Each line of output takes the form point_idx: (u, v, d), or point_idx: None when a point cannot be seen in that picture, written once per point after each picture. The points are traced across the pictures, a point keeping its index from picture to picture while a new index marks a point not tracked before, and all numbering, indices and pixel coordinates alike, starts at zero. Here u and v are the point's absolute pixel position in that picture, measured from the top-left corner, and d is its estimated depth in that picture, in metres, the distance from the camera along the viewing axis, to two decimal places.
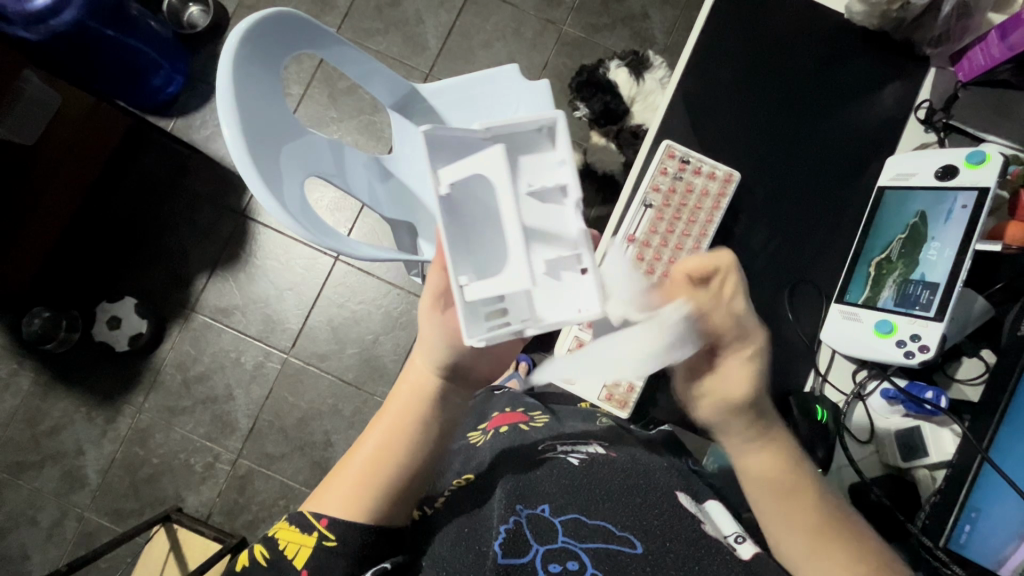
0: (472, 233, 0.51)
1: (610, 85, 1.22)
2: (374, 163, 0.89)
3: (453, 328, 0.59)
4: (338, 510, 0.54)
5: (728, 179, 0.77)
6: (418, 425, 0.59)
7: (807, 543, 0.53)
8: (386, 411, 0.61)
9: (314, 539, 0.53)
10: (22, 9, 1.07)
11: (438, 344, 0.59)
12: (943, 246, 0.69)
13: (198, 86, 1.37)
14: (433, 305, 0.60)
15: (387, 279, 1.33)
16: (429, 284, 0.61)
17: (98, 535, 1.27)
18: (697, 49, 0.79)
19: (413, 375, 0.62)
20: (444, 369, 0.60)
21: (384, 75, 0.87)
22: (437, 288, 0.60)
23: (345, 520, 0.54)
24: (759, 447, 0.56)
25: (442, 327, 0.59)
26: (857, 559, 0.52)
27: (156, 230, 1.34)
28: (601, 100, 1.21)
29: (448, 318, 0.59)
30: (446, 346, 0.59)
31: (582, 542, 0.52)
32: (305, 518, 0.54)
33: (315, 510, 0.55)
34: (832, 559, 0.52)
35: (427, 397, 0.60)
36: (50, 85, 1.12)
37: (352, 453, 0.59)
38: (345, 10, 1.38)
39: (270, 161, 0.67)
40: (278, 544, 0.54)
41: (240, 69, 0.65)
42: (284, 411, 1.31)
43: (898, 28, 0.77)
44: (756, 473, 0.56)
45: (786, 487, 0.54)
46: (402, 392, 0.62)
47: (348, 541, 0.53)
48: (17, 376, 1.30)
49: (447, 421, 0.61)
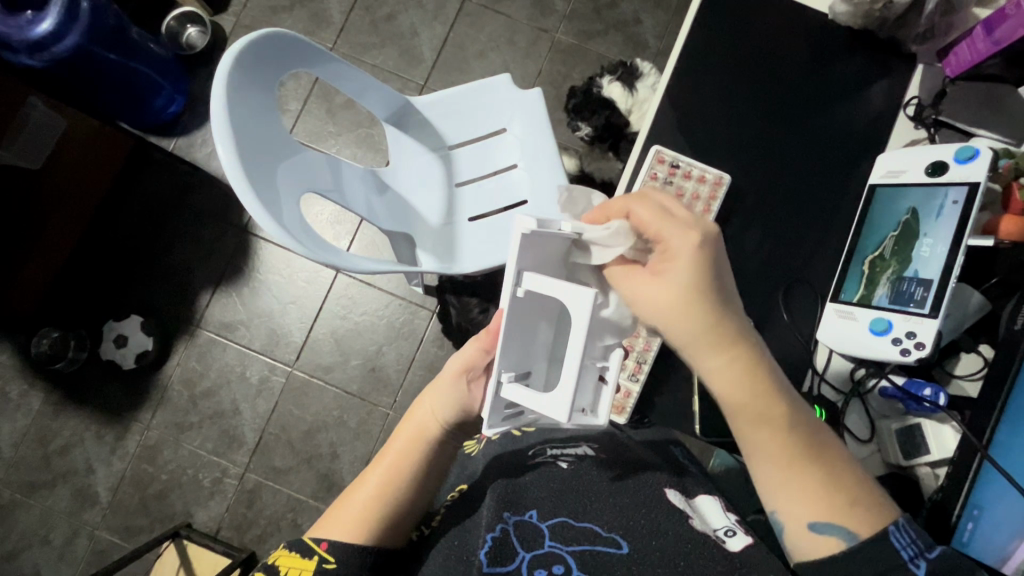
0: (521, 332, 0.53)
1: (605, 102, 1.23)
2: (371, 177, 0.90)
3: (473, 399, 0.60)
4: (339, 534, 0.55)
5: (718, 182, 0.78)
6: (422, 466, 0.59)
7: (770, 466, 0.54)
8: (390, 448, 0.60)
9: (314, 563, 0.53)
10: (26, 37, 1.08)
11: (451, 402, 0.59)
12: (935, 242, 0.69)
13: (198, 105, 1.40)
14: (461, 373, 0.60)
15: (388, 289, 1.34)
16: (463, 353, 0.61)
17: (110, 552, 1.29)
18: (684, 53, 0.80)
19: (418, 421, 0.61)
20: (453, 422, 0.60)
21: (378, 89, 0.88)
22: (467, 359, 0.60)
23: (346, 543, 0.54)
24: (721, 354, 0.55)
25: (461, 395, 0.59)
26: (810, 487, 0.52)
27: (159, 250, 1.36)
28: (603, 114, 1.22)
29: (471, 390, 0.60)
30: (459, 409, 0.59)
31: (568, 545, 0.53)
32: (306, 543, 0.55)
33: (315, 536, 0.56)
34: (800, 483, 0.52)
35: (427, 441, 0.60)
36: (54, 110, 1.14)
37: (351, 487, 0.59)
38: (340, 25, 1.40)
39: (267, 182, 0.68)
40: (279, 569, 0.53)
41: (234, 91, 0.66)
42: (290, 424, 1.31)
43: (884, 26, 0.78)
44: (725, 388, 0.56)
45: (750, 393, 0.55)
46: (401, 435, 0.61)
47: (349, 564, 0.53)
48: (27, 397, 1.32)
49: (445, 460, 0.61)
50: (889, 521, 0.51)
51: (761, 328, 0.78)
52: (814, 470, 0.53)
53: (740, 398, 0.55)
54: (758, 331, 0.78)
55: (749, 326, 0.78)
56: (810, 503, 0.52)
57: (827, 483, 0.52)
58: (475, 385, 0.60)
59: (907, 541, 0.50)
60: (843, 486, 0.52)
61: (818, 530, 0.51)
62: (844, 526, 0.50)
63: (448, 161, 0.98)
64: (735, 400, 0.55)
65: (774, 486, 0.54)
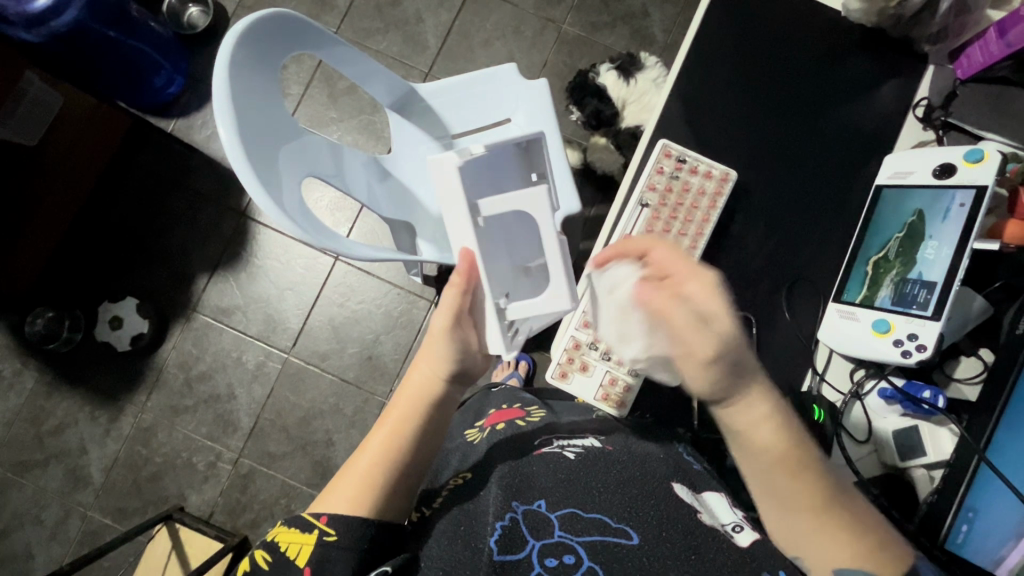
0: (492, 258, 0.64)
1: (599, 88, 1.22)
2: (373, 164, 0.89)
3: (466, 344, 0.61)
4: (342, 507, 0.54)
5: (724, 178, 0.77)
6: (425, 427, 0.60)
7: (804, 519, 0.53)
8: (390, 413, 0.61)
9: (315, 537, 0.53)
10: (23, 10, 1.08)
11: (446, 355, 0.61)
12: (940, 245, 0.69)
13: (198, 86, 1.37)
14: (450, 325, 0.61)
15: (387, 278, 1.33)
16: (444, 305, 0.61)
17: (102, 533, 1.28)
18: (693, 48, 0.79)
19: (418, 378, 0.62)
20: (451, 377, 0.62)
21: (383, 75, 0.87)
22: (454, 306, 0.60)
23: (348, 514, 0.54)
24: (753, 410, 0.53)
25: (456, 343, 0.61)
26: (841, 536, 0.52)
27: (156, 230, 1.35)
28: (593, 104, 1.20)
29: (463, 336, 0.61)
30: (457, 358, 0.61)
31: (579, 536, 0.52)
32: (307, 518, 0.54)
33: (315, 511, 0.55)
34: (825, 529, 0.52)
35: (431, 400, 0.61)
36: (50, 85, 1.12)
37: (352, 459, 0.59)
38: (344, 9, 1.38)
39: (271, 166, 0.67)
40: (278, 546, 0.53)
41: (238, 68, 0.65)
42: (285, 410, 1.31)
43: (897, 25, 0.77)
44: (749, 438, 0.53)
45: (784, 449, 0.53)
46: (403, 397, 0.62)
47: (352, 536, 0.53)
48: (21, 376, 1.31)
49: (446, 422, 0.63)
50: (914, 555, 0.53)
51: (763, 327, 0.78)
52: (857, 532, 0.52)
53: (772, 449, 0.53)
54: (760, 329, 0.78)
55: (750, 324, 0.78)
56: (837, 547, 0.52)
57: (849, 529, 0.52)
58: (466, 330, 0.62)
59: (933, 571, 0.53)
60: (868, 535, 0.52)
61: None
62: (867, 570, 0.50)
63: (452, 151, 0.98)
64: (767, 451, 0.53)
65: (822, 547, 0.52)
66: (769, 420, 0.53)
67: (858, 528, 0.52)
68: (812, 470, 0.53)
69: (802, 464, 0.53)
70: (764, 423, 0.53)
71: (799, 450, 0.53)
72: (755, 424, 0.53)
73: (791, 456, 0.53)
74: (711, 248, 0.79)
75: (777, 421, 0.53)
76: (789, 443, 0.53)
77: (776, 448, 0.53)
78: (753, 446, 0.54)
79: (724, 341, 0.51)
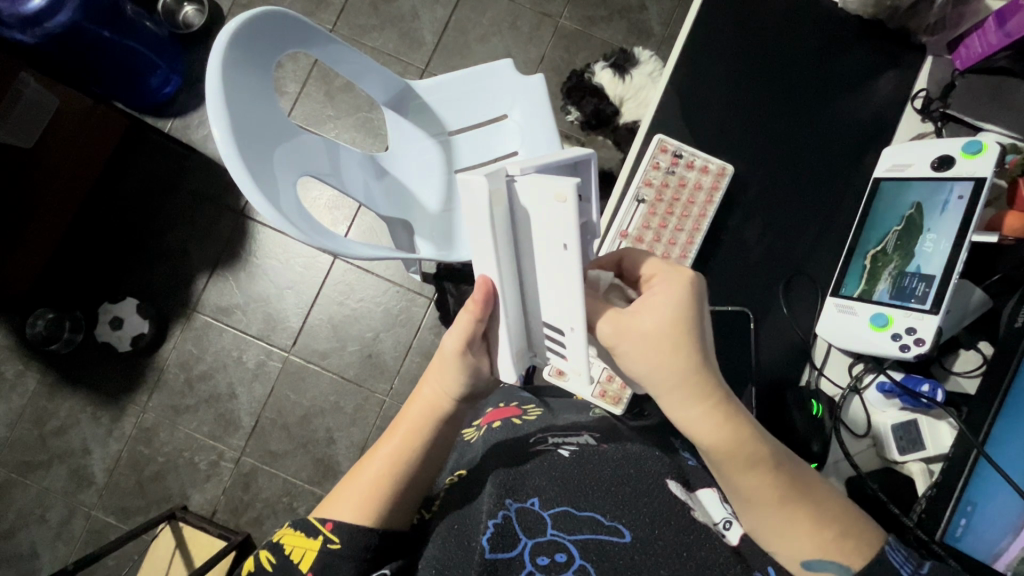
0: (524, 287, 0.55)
1: (595, 88, 1.22)
2: (369, 161, 0.89)
3: (477, 369, 0.58)
4: (345, 516, 0.54)
5: (721, 173, 0.77)
6: (430, 442, 0.59)
7: (768, 513, 0.52)
8: (398, 426, 0.60)
9: (318, 543, 0.52)
10: (17, 11, 1.09)
11: (458, 378, 0.59)
12: (938, 237, 0.68)
13: (194, 85, 1.37)
14: (461, 349, 0.57)
15: (387, 276, 1.33)
16: (457, 329, 0.56)
17: (106, 533, 1.29)
18: (689, 42, 0.79)
19: (428, 393, 0.61)
20: (461, 397, 0.60)
21: (378, 72, 0.86)
22: (465, 333, 0.56)
23: (351, 523, 0.54)
24: (701, 406, 0.53)
25: (467, 367, 0.58)
26: (804, 527, 0.52)
27: (155, 231, 1.35)
28: (592, 102, 1.21)
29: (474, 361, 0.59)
30: (468, 381, 0.59)
31: (570, 534, 0.52)
32: (311, 523, 0.54)
33: (319, 517, 0.55)
34: (793, 522, 0.52)
35: (439, 417, 0.60)
36: (46, 87, 1.12)
37: (360, 467, 0.59)
38: (340, 6, 1.37)
39: (264, 165, 0.67)
40: (282, 549, 0.53)
41: (230, 69, 0.64)
42: (286, 409, 1.31)
43: (894, 16, 0.76)
44: (706, 435, 0.53)
45: (738, 445, 0.52)
46: (412, 411, 0.61)
47: (353, 544, 0.53)
48: (23, 377, 1.31)
49: (452, 437, 0.62)
50: (882, 543, 0.52)
51: (761, 322, 0.78)
52: (824, 523, 0.52)
53: (725, 445, 0.52)
54: (757, 325, 0.78)
55: (749, 319, 0.78)
56: (807, 539, 0.51)
57: (815, 520, 0.52)
58: (479, 357, 0.58)
59: (902, 558, 0.51)
60: (838, 519, 0.52)
61: (813, 568, 0.51)
62: (836, 561, 0.50)
63: (448, 147, 0.97)
64: (720, 447, 0.53)
65: (791, 539, 0.52)
66: (718, 412, 0.53)
67: (821, 515, 0.52)
68: (769, 460, 0.53)
69: (756, 452, 0.52)
70: (715, 418, 0.53)
71: (754, 439, 0.53)
72: (706, 421, 0.53)
73: (746, 446, 0.52)
74: (709, 243, 0.79)
75: (726, 412, 0.53)
76: (744, 438, 0.53)
77: (729, 443, 0.52)
78: (708, 442, 0.53)
79: (661, 333, 0.53)
